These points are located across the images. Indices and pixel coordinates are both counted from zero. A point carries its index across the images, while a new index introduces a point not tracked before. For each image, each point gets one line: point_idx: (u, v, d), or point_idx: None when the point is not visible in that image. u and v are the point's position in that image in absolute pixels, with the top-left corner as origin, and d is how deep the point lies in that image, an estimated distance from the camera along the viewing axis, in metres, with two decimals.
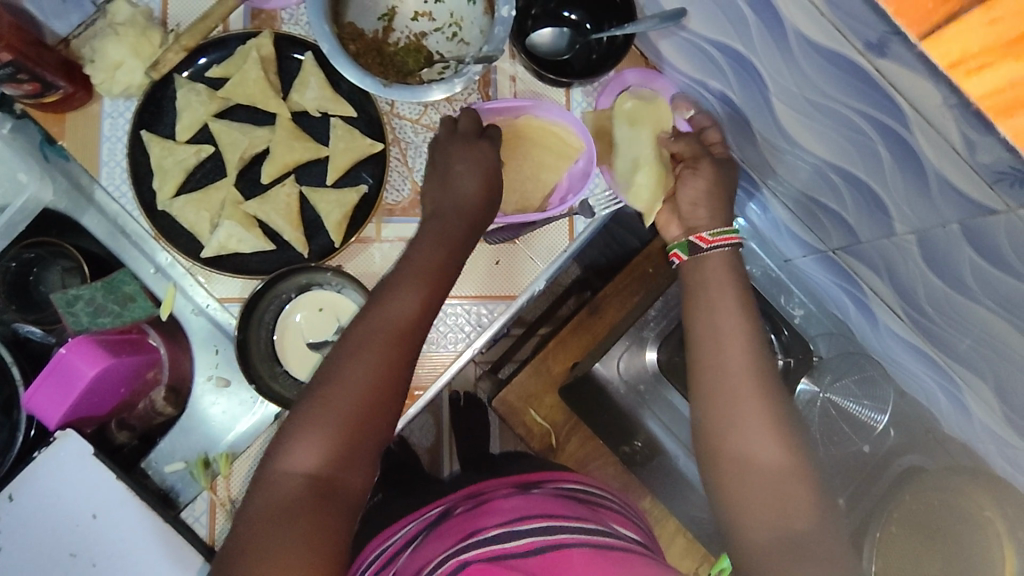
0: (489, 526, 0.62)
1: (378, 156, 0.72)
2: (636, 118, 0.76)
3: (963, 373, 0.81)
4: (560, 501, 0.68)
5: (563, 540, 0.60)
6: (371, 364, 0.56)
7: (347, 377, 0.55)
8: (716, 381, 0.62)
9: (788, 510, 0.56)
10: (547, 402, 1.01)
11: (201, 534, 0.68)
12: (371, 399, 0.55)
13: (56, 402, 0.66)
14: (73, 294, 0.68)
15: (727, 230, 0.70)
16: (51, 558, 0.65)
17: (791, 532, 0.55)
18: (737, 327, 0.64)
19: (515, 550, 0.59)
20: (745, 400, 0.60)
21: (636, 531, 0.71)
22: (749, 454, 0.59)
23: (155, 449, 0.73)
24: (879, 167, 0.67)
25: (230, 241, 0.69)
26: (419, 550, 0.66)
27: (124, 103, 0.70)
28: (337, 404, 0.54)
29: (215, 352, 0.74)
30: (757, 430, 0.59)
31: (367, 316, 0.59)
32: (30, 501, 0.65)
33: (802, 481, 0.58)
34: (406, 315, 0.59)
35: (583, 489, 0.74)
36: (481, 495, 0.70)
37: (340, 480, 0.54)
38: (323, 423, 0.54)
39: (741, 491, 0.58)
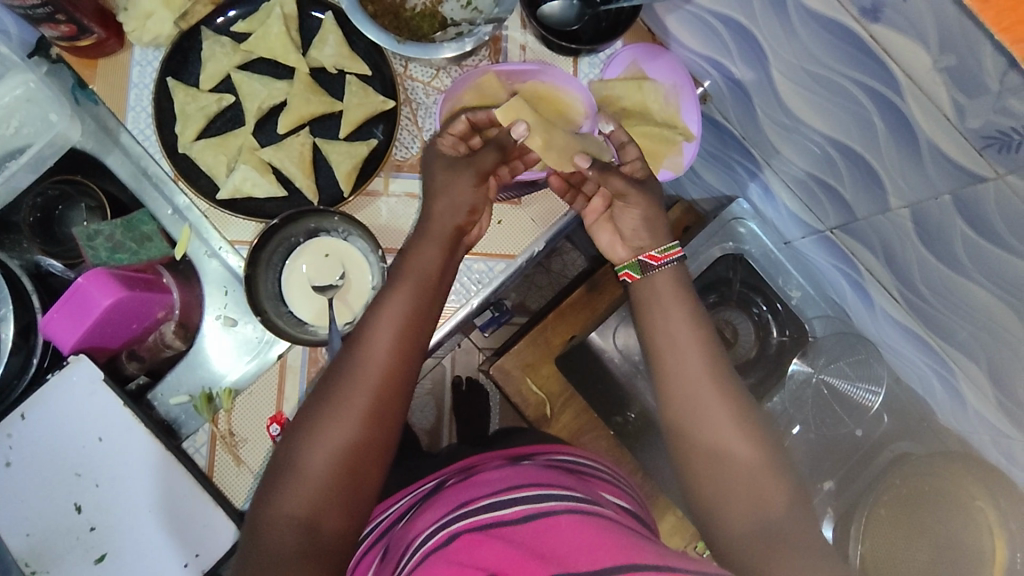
0: (477, 498, 0.62)
1: (390, 113, 0.76)
2: (491, 105, 0.74)
3: (956, 356, 0.81)
4: (549, 471, 0.69)
5: (552, 509, 0.58)
6: (355, 408, 0.56)
7: (333, 423, 0.55)
8: (685, 383, 0.60)
9: (764, 502, 0.55)
10: (542, 372, 1.02)
11: (200, 464, 0.71)
12: (354, 444, 0.55)
13: (72, 327, 0.69)
14: (93, 230, 0.73)
15: (671, 247, 0.68)
16: (57, 476, 0.68)
17: (770, 528, 0.54)
18: (694, 332, 0.62)
19: (503, 518, 0.58)
20: (709, 403, 0.59)
21: (627, 501, 0.73)
22: (726, 451, 0.57)
23: (161, 381, 0.75)
24: (875, 140, 0.69)
25: (244, 185, 0.72)
26: (412, 520, 0.67)
27: (153, 52, 0.74)
28: (323, 451, 0.55)
29: (224, 294, 0.77)
30: (724, 426, 0.58)
31: (352, 359, 0.58)
32: (42, 420, 0.68)
33: (776, 476, 0.56)
34: (385, 356, 0.58)
35: (574, 461, 0.76)
36: (472, 470, 0.72)
37: (324, 521, 0.53)
38: (307, 470, 0.54)
39: (714, 492, 0.57)
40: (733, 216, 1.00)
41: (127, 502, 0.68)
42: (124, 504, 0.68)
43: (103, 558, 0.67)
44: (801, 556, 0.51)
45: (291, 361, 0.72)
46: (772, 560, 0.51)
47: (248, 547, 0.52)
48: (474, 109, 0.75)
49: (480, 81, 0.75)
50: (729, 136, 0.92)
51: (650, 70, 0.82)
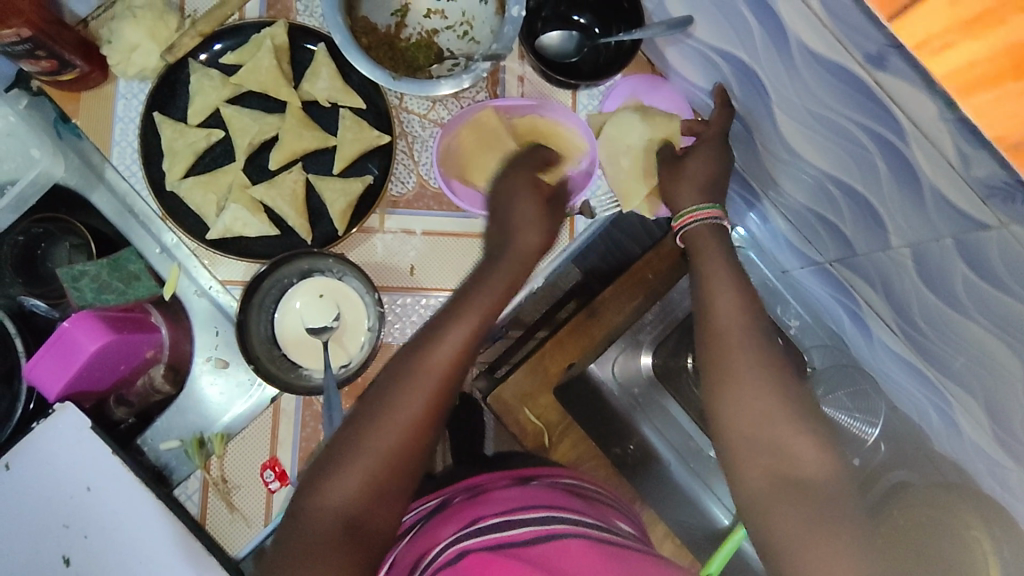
0: (485, 516, 0.62)
1: (386, 148, 0.74)
2: (486, 142, 0.73)
3: (954, 388, 0.81)
4: (558, 492, 0.68)
5: (559, 532, 0.59)
6: (410, 413, 0.52)
7: (386, 424, 0.52)
8: (720, 341, 0.60)
9: (792, 461, 0.53)
10: (541, 402, 0.97)
11: (192, 512, 0.69)
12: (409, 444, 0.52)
13: (57, 374, 0.67)
14: (79, 270, 0.70)
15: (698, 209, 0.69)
16: (44, 527, 0.66)
17: (800, 485, 0.52)
18: (733, 302, 0.61)
19: (513, 538, 0.59)
20: (741, 365, 0.58)
21: (629, 524, 0.72)
22: (754, 409, 0.56)
23: (151, 427, 0.74)
24: (877, 181, 0.68)
25: (235, 224, 0.70)
26: (418, 536, 0.65)
27: (139, 85, 0.72)
28: (378, 446, 0.51)
29: (215, 334, 0.75)
30: (756, 387, 0.56)
31: (419, 352, 0.54)
32: (27, 470, 0.66)
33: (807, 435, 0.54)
34: (446, 355, 0.54)
35: (575, 483, 0.75)
36: (477, 487, 0.69)
37: (368, 522, 0.51)
38: (356, 474, 0.51)
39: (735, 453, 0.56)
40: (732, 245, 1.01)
41: (117, 553, 0.66)
42: (113, 555, 0.66)
43: None
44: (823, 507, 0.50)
45: (285, 405, 0.70)
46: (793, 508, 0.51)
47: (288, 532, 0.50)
48: (472, 147, 0.73)
49: (480, 118, 0.73)
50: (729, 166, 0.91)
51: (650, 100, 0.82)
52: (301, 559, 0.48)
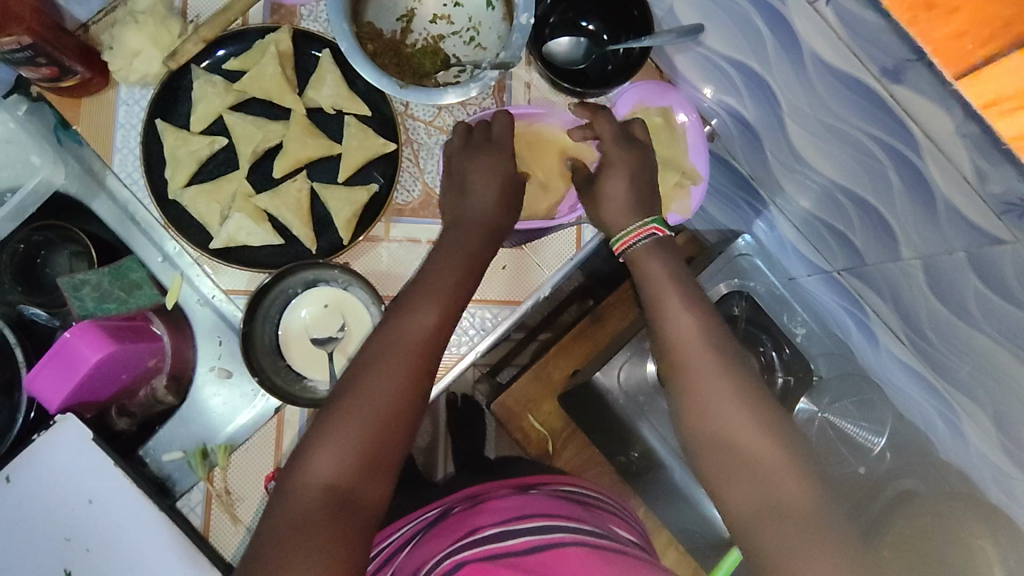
0: (484, 526, 0.61)
1: (391, 156, 0.73)
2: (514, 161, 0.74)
3: (961, 399, 0.81)
4: (557, 501, 0.67)
5: (559, 540, 0.58)
6: (393, 380, 0.53)
7: (369, 394, 0.52)
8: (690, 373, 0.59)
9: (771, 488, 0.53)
10: (545, 409, 0.99)
11: (196, 524, 0.68)
12: (391, 413, 0.52)
13: (59, 385, 0.66)
14: (80, 279, 0.69)
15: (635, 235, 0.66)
16: (45, 541, 0.65)
17: (784, 508, 0.52)
18: (697, 324, 0.61)
19: (512, 547, 0.58)
20: (711, 385, 0.58)
21: (633, 533, 0.71)
22: (730, 436, 0.56)
23: (153, 437, 0.73)
24: (889, 193, 0.67)
25: (239, 233, 0.69)
26: (417, 549, 0.66)
27: (141, 91, 0.71)
28: (361, 411, 0.52)
29: (219, 344, 0.74)
30: (729, 407, 0.57)
31: (391, 328, 0.57)
32: (28, 482, 0.65)
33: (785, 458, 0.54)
34: (421, 327, 0.57)
35: (579, 492, 0.74)
36: (479, 497, 0.70)
37: (359, 493, 0.50)
38: (341, 445, 0.50)
39: (716, 474, 0.56)
40: (738, 252, 0.98)
41: (119, 566, 0.65)
42: (116, 568, 0.65)
43: None
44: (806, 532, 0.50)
45: (289, 416, 0.70)
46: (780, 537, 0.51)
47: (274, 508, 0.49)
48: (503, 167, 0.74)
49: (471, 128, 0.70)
50: (737, 173, 0.90)
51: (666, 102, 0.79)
52: (287, 527, 0.47)
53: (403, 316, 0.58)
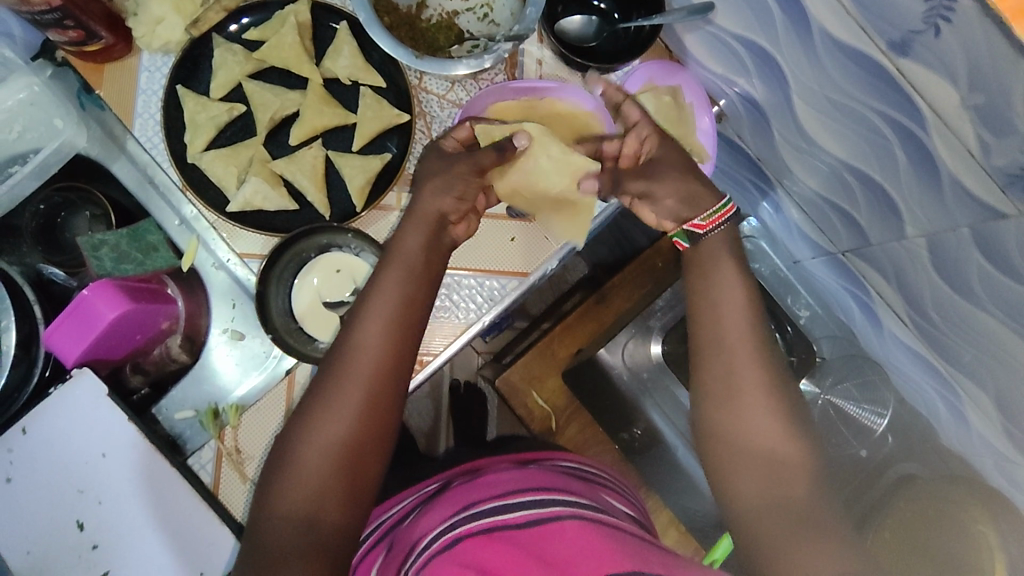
0: (482, 500, 0.59)
1: (404, 127, 0.75)
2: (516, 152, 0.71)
3: (964, 383, 0.81)
4: (556, 476, 0.66)
5: (557, 513, 0.56)
6: (350, 401, 0.54)
7: (327, 419, 0.54)
8: (722, 358, 0.60)
9: (784, 483, 0.55)
10: (549, 385, 1.00)
11: (206, 481, 0.70)
12: (354, 437, 0.54)
13: (76, 340, 0.67)
14: (98, 240, 0.71)
15: (718, 208, 0.65)
16: (58, 492, 0.66)
17: (792, 506, 0.54)
18: (739, 310, 0.62)
19: (506, 521, 0.56)
20: (746, 371, 0.59)
21: (632, 507, 0.72)
22: (753, 427, 0.58)
23: (165, 396, 0.74)
24: (895, 170, 0.68)
25: (255, 197, 0.71)
26: (416, 521, 0.64)
27: (162, 58, 0.72)
28: (325, 439, 0.53)
29: (231, 307, 0.76)
30: (759, 401, 0.58)
31: (347, 343, 0.57)
32: (43, 434, 0.67)
33: (803, 459, 0.56)
34: (374, 342, 0.57)
35: (577, 467, 0.74)
36: (478, 472, 0.69)
37: (324, 514, 0.52)
38: (303, 471, 0.52)
39: (730, 465, 0.58)
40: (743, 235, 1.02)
41: (132, 519, 0.66)
42: (128, 520, 0.66)
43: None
44: (819, 535, 0.52)
45: (299, 377, 0.71)
46: (792, 538, 0.52)
47: (251, 541, 0.52)
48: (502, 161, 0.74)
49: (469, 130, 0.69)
50: (744, 155, 0.91)
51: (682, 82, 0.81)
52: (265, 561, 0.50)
53: (356, 327, 0.57)
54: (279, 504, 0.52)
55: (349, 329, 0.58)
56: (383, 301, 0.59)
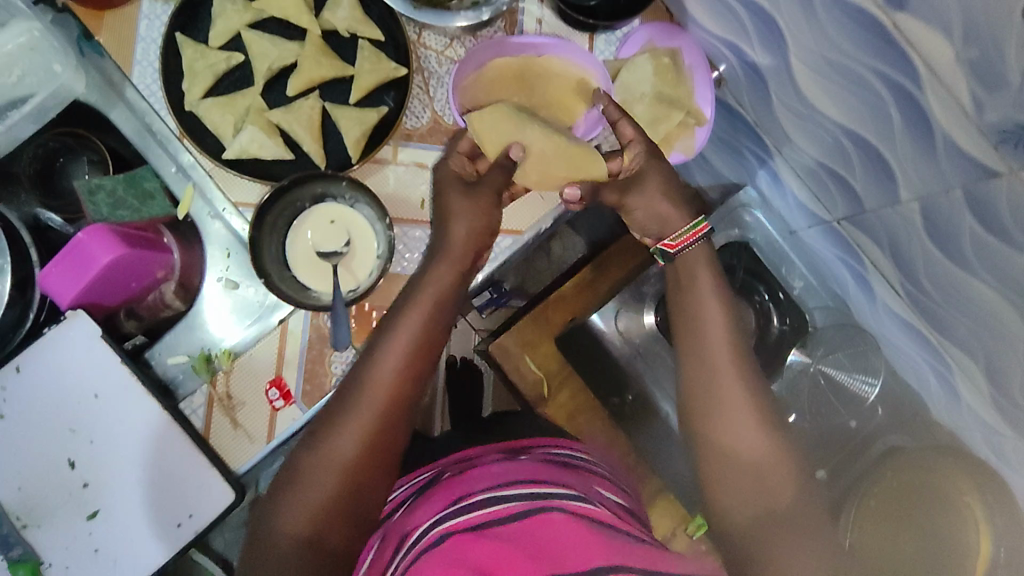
0: (474, 492, 0.57)
1: (401, 81, 0.75)
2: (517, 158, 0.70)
3: (955, 354, 0.81)
4: (549, 467, 0.64)
5: (547, 505, 0.54)
6: (360, 426, 0.57)
7: (336, 442, 0.56)
8: (702, 370, 0.62)
9: (771, 491, 0.57)
10: (542, 350, 1.00)
11: (197, 426, 0.70)
12: (360, 463, 0.56)
13: (71, 282, 0.67)
14: (96, 184, 0.72)
15: (694, 227, 0.65)
16: (51, 431, 0.67)
17: (777, 514, 0.56)
18: (720, 315, 0.63)
19: (495, 516, 0.54)
20: (722, 376, 0.61)
21: (619, 496, 0.69)
22: (732, 441, 0.59)
23: (159, 341, 0.74)
24: (890, 131, 0.68)
25: (251, 146, 0.71)
26: (405, 512, 0.61)
27: (162, 6, 0.73)
28: (333, 460, 0.56)
29: (226, 256, 0.76)
30: (735, 413, 0.59)
31: (365, 368, 0.58)
32: (36, 373, 0.67)
33: (786, 466, 0.58)
34: (392, 370, 0.58)
35: (572, 457, 0.73)
36: (470, 462, 0.67)
37: (326, 536, 0.55)
38: (311, 493, 0.55)
39: (721, 477, 0.59)
40: (741, 203, 1.02)
41: (122, 460, 0.67)
42: (120, 460, 0.67)
43: (96, 515, 0.67)
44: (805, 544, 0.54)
45: (293, 326, 0.72)
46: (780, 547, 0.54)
47: (252, 553, 0.54)
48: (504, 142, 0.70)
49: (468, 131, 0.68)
50: (742, 123, 0.91)
51: (682, 46, 0.81)
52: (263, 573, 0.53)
53: (376, 354, 0.58)
54: (283, 523, 0.54)
55: (371, 357, 0.59)
56: (406, 328, 0.60)
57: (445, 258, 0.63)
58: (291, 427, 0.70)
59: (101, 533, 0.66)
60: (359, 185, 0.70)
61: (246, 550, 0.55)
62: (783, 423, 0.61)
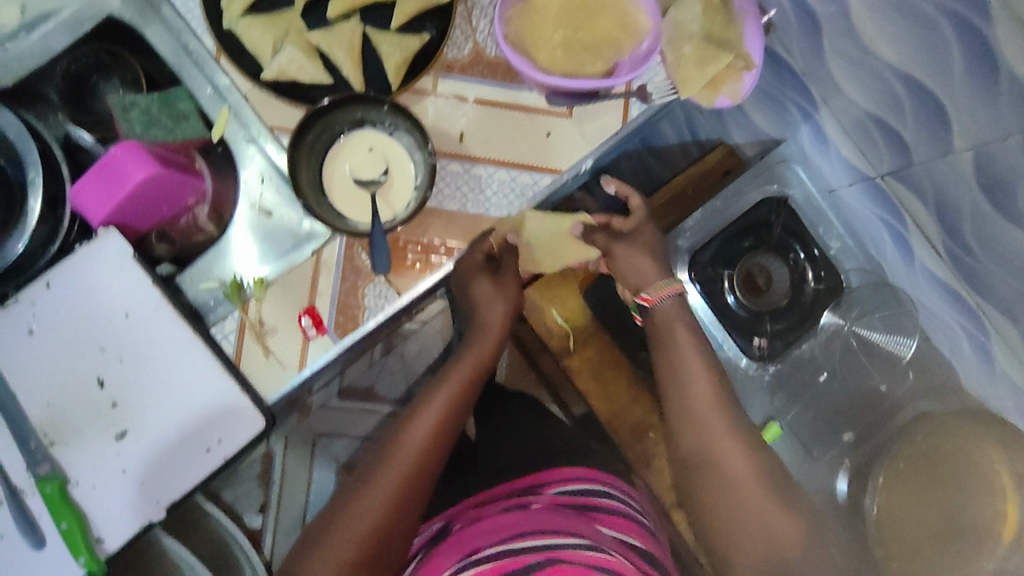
0: (492, 545, 0.71)
1: (445, 8, 0.73)
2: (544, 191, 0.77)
3: (994, 315, 0.80)
4: (558, 517, 0.76)
5: (559, 555, 0.65)
6: (384, 501, 0.66)
7: (358, 520, 0.65)
8: (688, 415, 0.75)
9: (775, 533, 0.65)
10: (569, 303, 0.97)
11: (228, 351, 0.69)
12: (386, 516, 0.66)
13: (103, 199, 0.65)
14: (130, 101, 0.69)
15: (666, 285, 0.80)
16: (80, 350, 0.66)
17: (783, 558, 0.64)
18: (705, 376, 0.76)
19: (514, 553, 0.67)
20: (715, 427, 0.73)
21: (638, 534, 0.78)
22: (720, 466, 0.71)
23: (190, 267, 0.72)
24: (950, 75, 0.66)
25: (290, 67, 0.69)
26: (424, 566, 0.76)
27: None
28: (357, 528, 0.65)
29: (261, 182, 0.73)
30: (728, 455, 0.71)
31: (399, 438, 0.71)
32: (67, 290, 0.66)
33: (778, 499, 0.68)
34: (428, 429, 0.71)
35: (582, 491, 0.84)
36: (479, 514, 0.82)
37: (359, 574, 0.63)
38: (348, 527, 0.65)
39: (727, 524, 0.68)
40: (778, 158, 0.95)
41: (153, 382, 0.66)
42: (150, 382, 0.66)
43: (124, 436, 0.65)
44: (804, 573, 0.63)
45: (326, 257, 0.71)
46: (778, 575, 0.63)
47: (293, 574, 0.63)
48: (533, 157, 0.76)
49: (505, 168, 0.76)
50: (789, 73, 0.89)
51: None
52: None
53: (416, 412, 0.73)
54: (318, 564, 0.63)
55: (416, 408, 0.73)
56: (445, 391, 0.75)
57: (467, 358, 0.78)
58: (323, 358, 0.69)
59: (129, 454, 0.65)
60: (402, 110, 0.68)
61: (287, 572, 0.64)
62: (763, 448, 0.73)
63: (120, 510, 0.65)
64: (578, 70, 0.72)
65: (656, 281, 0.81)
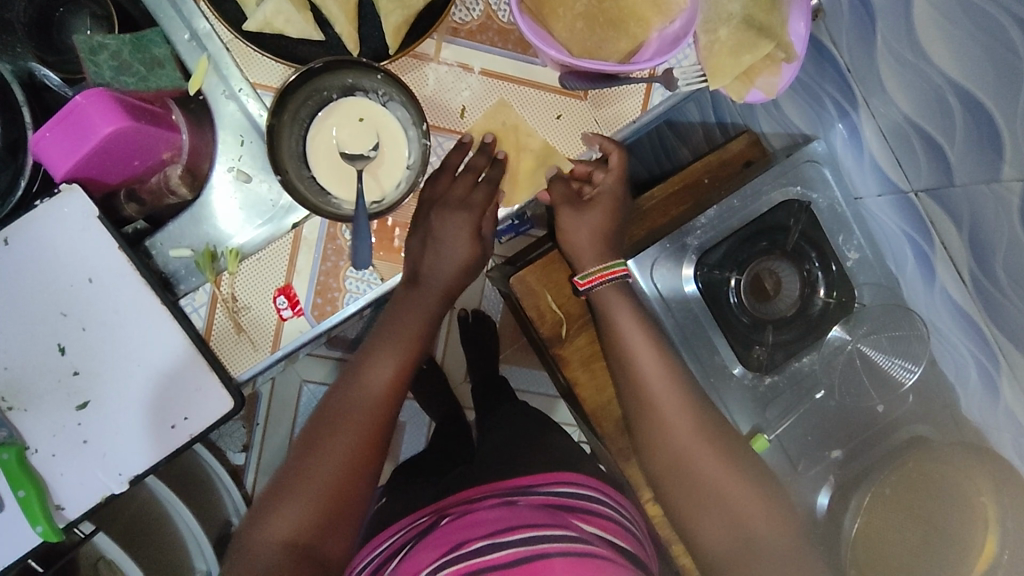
0: (470, 542, 0.72)
1: None
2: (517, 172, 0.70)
3: (1008, 349, 0.75)
4: (544, 510, 0.77)
5: (545, 550, 0.69)
6: (336, 460, 0.65)
7: (310, 479, 0.64)
8: (658, 396, 0.74)
9: (740, 521, 0.72)
10: (566, 291, 0.91)
11: (198, 325, 0.66)
12: (341, 477, 0.65)
13: (65, 151, 0.59)
14: (98, 43, 0.62)
15: (610, 267, 0.76)
16: (39, 312, 0.62)
17: (753, 539, 0.71)
18: (647, 339, 0.75)
19: (495, 562, 0.69)
20: (675, 406, 0.74)
21: (624, 538, 0.79)
22: (688, 452, 0.73)
23: (161, 230, 0.67)
24: (1014, 94, 0.58)
25: (276, 18, 0.61)
26: (410, 555, 0.78)
27: None
28: (312, 488, 0.64)
29: (240, 144, 0.67)
30: (685, 421, 0.73)
31: (345, 400, 0.68)
32: (28, 249, 0.62)
33: (739, 471, 0.73)
34: (376, 385, 0.69)
35: (569, 489, 0.84)
36: (467, 505, 0.82)
37: (320, 533, 0.64)
38: (303, 487, 0.64)
39: (691, 509, 0.73)
40: (807, 156, 0.88)
41: (118, 353, 0.63)
42: (112, 352, 0.63)
43: (86, 406, 0.63)
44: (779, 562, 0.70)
45: (306, 233, 0.66)
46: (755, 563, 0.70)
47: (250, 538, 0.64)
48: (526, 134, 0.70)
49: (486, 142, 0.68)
50: (834, 67, 0.81)
51: None
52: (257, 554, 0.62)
53: (362, 370, 0.70)
54: (273, 526, 0.63)
55: (361, 368, 0.70)
56: (391, 347, 0.70)
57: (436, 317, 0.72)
58: (297, 340, 0.66)
59: (91, 425, 0.63)
60: (400, 81, 0.61)
61: (246, 534, 0.65)
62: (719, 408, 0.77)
63: (81, 480, 0.63)
64: (600, 50, 0.65)
65: (592, 264, 0.76)
